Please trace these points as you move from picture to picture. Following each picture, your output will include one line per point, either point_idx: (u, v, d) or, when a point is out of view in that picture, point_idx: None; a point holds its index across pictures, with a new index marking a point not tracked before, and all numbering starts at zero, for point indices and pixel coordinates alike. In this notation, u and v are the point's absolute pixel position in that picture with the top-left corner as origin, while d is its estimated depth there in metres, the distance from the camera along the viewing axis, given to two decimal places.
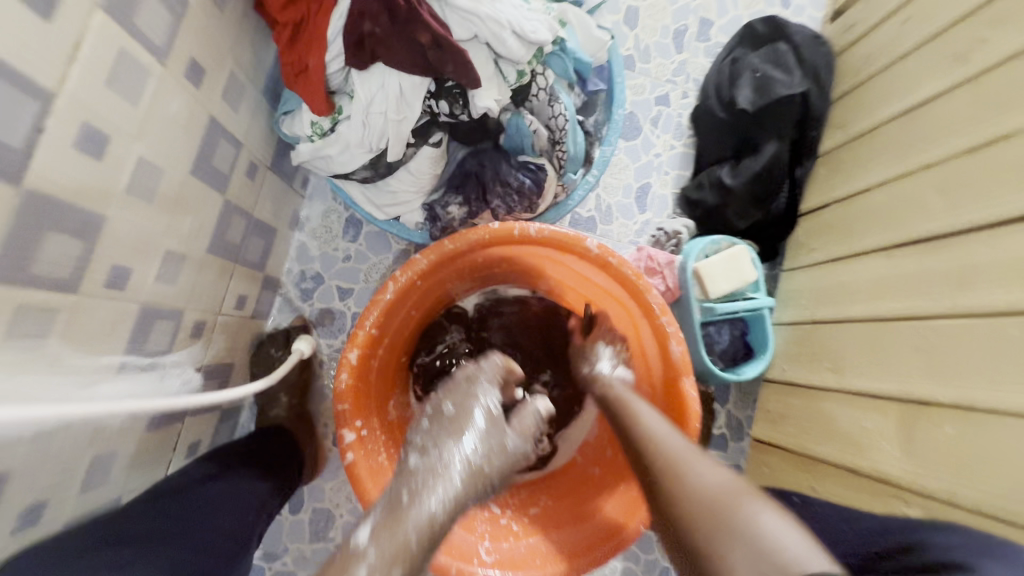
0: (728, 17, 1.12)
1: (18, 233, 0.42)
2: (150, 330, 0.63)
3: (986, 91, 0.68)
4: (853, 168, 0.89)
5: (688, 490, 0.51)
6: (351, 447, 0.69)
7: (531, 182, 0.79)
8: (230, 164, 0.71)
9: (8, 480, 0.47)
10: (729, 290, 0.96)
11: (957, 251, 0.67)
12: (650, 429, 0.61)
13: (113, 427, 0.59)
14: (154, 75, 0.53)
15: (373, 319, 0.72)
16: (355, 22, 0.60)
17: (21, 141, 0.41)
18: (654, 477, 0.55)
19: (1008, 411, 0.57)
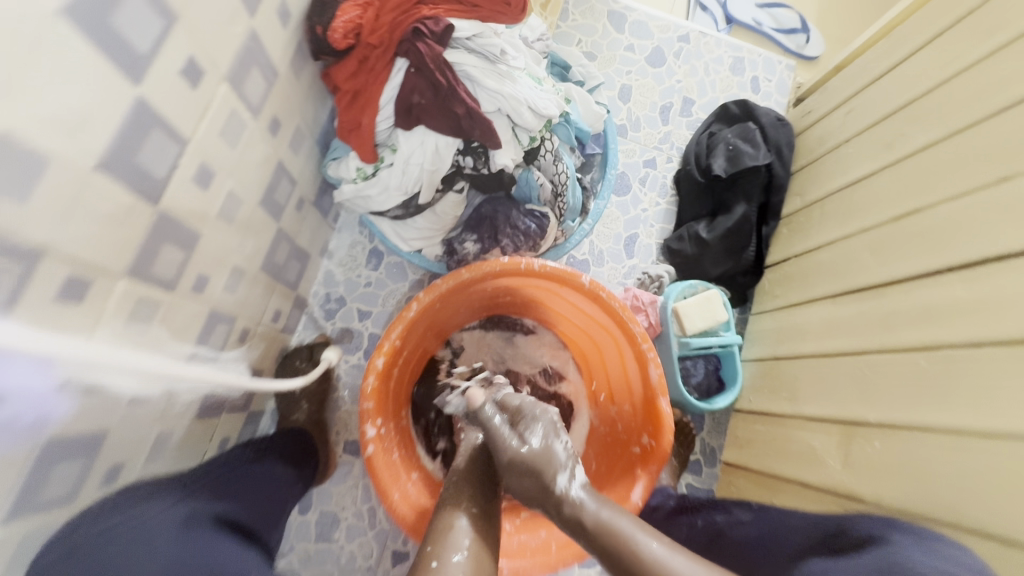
0: (707, 98, 1.32)
1: (149, 242, 0.55)
2: (212, 332, 0.74)
3: (906, 173, 0.85)
4: (807, 228, 1.06)
5: (622, 560, 0.60)
6: (372, 442, 0.80)
7: (536, 226, 0.94)
8: (285, 198, 0.85)
9: (102, 440, 0.58)
10: (703, 328, 1.09)
11: (885, 299, 0.81)
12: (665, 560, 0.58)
13: (176, 409, 0.70)
14: (248, 127, 0.67)
15: (398, 332, 0.84)
16: (406, 96, 0.76)
17: (163, 174, 0.54)
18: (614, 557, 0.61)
19: (918, 428, 0.70)
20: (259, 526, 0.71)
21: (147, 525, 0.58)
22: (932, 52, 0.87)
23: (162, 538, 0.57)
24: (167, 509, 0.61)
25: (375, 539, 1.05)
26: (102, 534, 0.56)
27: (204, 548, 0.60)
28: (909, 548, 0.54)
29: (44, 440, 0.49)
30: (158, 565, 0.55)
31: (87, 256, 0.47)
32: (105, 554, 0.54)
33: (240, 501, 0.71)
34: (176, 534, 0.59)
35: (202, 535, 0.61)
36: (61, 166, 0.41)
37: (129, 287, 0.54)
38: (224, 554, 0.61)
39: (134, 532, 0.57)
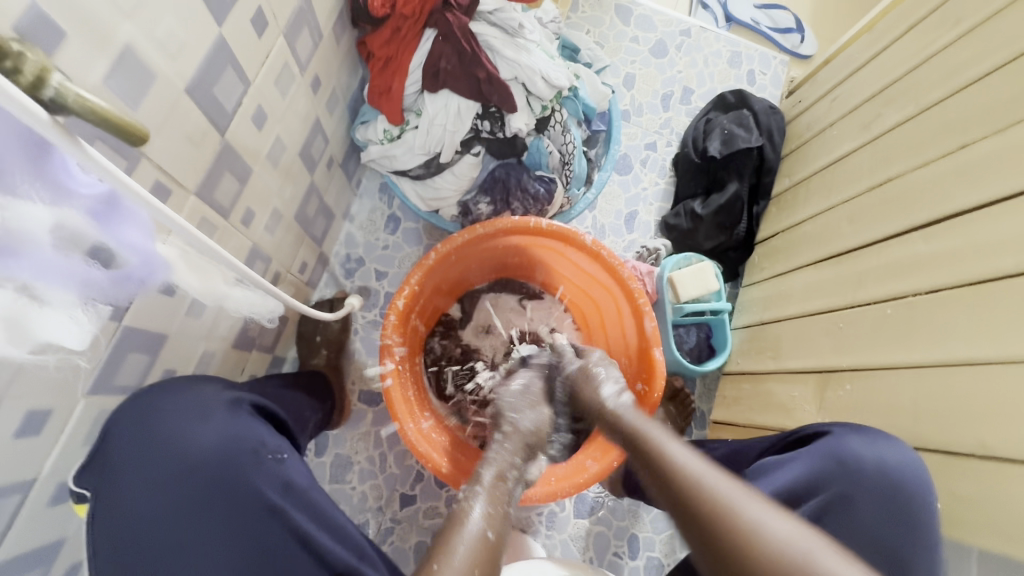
0: (705, 88, 1.41)
1: (215, 166, 0.63)
2: (252, 267, 0.82)
3: (880, 149, 0.93)
4: (794, 205, 1.14)
5: (664, 477, 0.62)
6: (390, 374, 0.88)
7: (545, 191, 1.03)
8: (320, 154, 0.93)
9: (164, 343, 0.66)
10: (696, 296, 1.15)
11: (860, 260, 0.89)
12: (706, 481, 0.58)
13: (220, 332, 0.78)
14: (296, 80, 0.76)
15: (417, 278, 0.92)
16: (434, 61, 0.87)
17: (230, 108, 0.62)
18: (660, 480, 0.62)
19: (883, 368, 0.78)
20: (294, 425, 0.84)
21: (202, 399, 0.67)
22: (904, 42, 0.97)
23: (214, 411, 0.67)
24: (218, 391, 0.70)
25: (386, 484, 1.11)
26: (164, 399, 0.65)
27: (247, 426, 0.68)
28: (848, 438, 0.69)
29: (127, 312, 0.56)
30: (210, 431, 0.65)
31: (169, 167, 0.56)
32: (166, 416, 0.64)
33: (279, 405, 0.83)
34: (225, 409, 0.68)
35: (246, 414, 0.70)
36: (159, 84, 0.51)
37: (196, 205, 0.62)
38: (262, 433, 0.69)
39: (190, 402, 0.66)
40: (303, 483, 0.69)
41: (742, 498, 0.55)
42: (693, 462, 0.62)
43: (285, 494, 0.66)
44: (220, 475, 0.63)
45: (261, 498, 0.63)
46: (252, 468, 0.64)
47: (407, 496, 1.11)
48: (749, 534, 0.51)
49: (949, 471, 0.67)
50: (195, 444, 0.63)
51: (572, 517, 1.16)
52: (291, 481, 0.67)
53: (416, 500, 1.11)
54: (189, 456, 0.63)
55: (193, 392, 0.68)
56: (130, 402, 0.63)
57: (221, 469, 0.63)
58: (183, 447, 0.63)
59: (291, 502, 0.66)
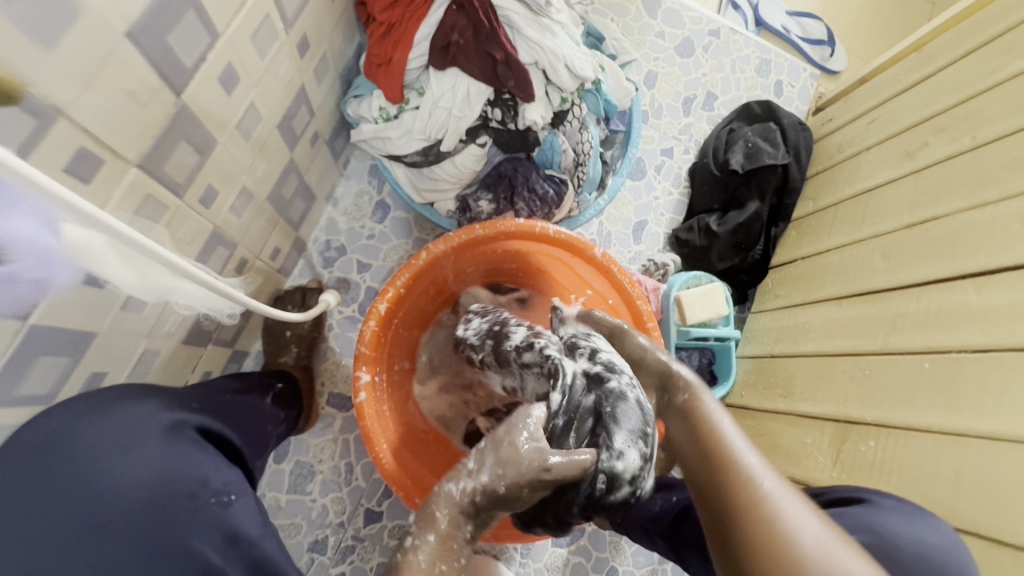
0: (730, 95, 1.32)
1: (167, 134, 0.52)
2: (212, 253, 0.70)
3: (925, 182, 0.86)
4: (818, 232, 1.06)
5: (699, 447, 0.57)
6: (364, 387, 0.77)
7: (554, 192, 0.93)
8: (303, 128, 0.80)
9: (90, 342, 0.55)
10: (703, 320, 1.06)
11: (893, 303, 0.82)
12: (751, 465, 0.51)
13: (166, 328, 0.66)
14: (280, 39, 0.64)
15: (404, 279, 0.82)
16: (445, 33, 0.76)
17: (191, 64, 0.51)
18: (693, 456, 0.57)
19: (916, 430, 0.71)
20: (247, 451, 0.71)
21: (133, 424, 0.56)
22: (961, 67, 0.88)
23: (144, 442, 0.55)
24: (156, 412, 0.59)
25: (349, 497, 1.01)
26: (79, 423, 0.54)
27: (188, 461, 0.56)
28: (888, 515, 0.59)
29: (34, 308, 0.45)
30: (138, 469, 0.53)
31: (98, 129, 0.44)
32: (85, 447, 0.52)
33: (232, 429, 0.69)
34: (161, 436, 0.57)
35: (187, 441, 0.59)
36: (83, 21, 0.39)
37: (139, 178, 0.51)
38: (207, 466, 0.58)
39: (117, 427, 0.55)
40: (252, 532, 0.57)
41: (783, 492, 0.49)
42: (746, 446, 0.54)
43: (228, 549, 0.54)
44: (145, 518, 0.51)
45: (196, 559, 0.52)
46: (187, 517, 0.53)
47: (374, 512, 1.01)
48: (783, 550, 0.45)
49: (991, 556, 0.60)
50: (118, 484, 0.52)
51: (550, 545, 1.08)
52: (238, 532, 0.55)
53: (383, 518, 1.01)
54: (107, 503, 0.51)
55: (127, 412, 0.56)
56: (50, 416, 0.53)
57: (147, 520, 0.51)
58: (99, 489, 0.51)
59: (234, 560, 0.54)
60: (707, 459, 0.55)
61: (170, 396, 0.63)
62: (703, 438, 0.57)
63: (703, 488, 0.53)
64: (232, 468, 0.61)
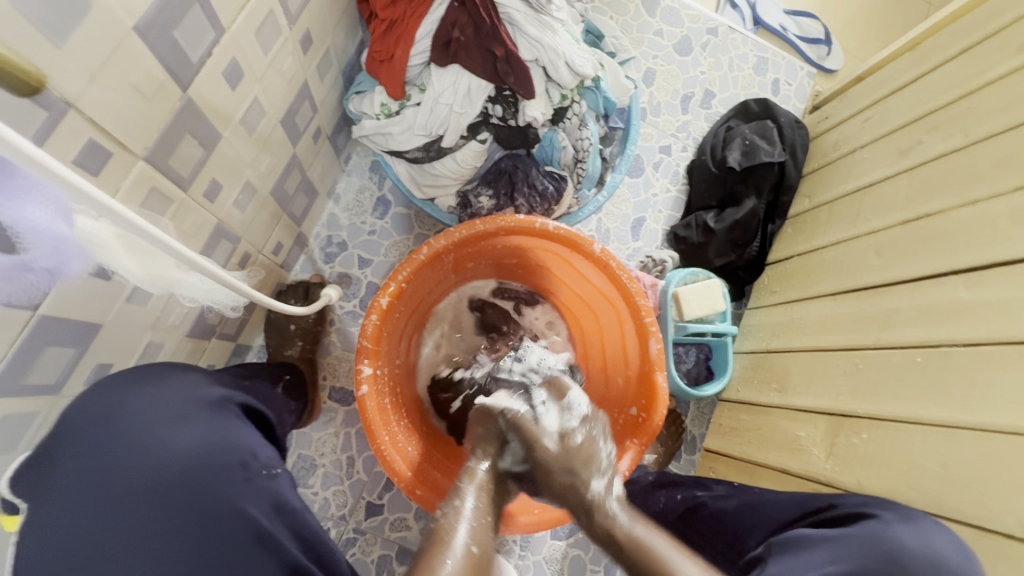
0: (728, 92, 1.33)
1: (172, 127, 0.52)
2: (216, 247, 0.71)
3: (918, 179, 0.87)
4: (814, 229, 1.07)
5: None
6: (365, 380, 0.78)
7: (553, 189, 0.93)
8: (305, 123, 0.81)
9: (97, 332, 0.56)
10: (701, 316, 1.08)
11: (886, 298, 0.83)
12: None
13: (170, 320, 0.67)
14: (283, 35, 0.65)
15: (405, 274, 0.82)
16: (446, 30, 0.77)
17: (196, 58, 0.52)
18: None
19: (908, 422, 0.72)
20: (278, 428, 0.74)
21: (180, 398, 0.57)
22: (954, 66, 0.89)
23: (195, 414, 0.56)
24: (202, 387, 0.60)
25: (350, 491, 1.02)
26: (130, 392, 0.55)
27: (234, 433, 0.58)
28: (895, 526, 0.61)
29: (44, 299, 0.46)
30: (190, 438, 0.54)
31: (104, 121, 0.45)
32: (135, 414, 0.53)
33: (267, 407, 0.73)
34: (208, 408, 0.58)
35: (233, 415, 0.61)
36: (92, 14, 0.40)
37: (145, 170, 0.51)
38: (252, 441, 0.59)
39: (168, 400, 0.56)
40: (297, 503, 0.59)
41: None
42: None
43: (276, 516, 0.56)
44: (195, 486, 0.52)
45: (249, 522, 0.53)
46: (238, 486, 0.54)
47: (374, 505, 1.02)
48: None
49: (979, 545, 0.61)
50: (172, 450, 0.53)
51: (548, 538, 1.09)
52: (284, 501, 0.57)
53: (383, 510, 1.02)
54: (161, 468, 0.52)
55: (170, 387, 0.57)
56: (93, 393, 0.54)
57: (199, 486, 0.52)
58: (154, 454, 0.52)
59: (281, 527, 0.56)
60: None
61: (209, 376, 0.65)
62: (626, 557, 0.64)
63: None
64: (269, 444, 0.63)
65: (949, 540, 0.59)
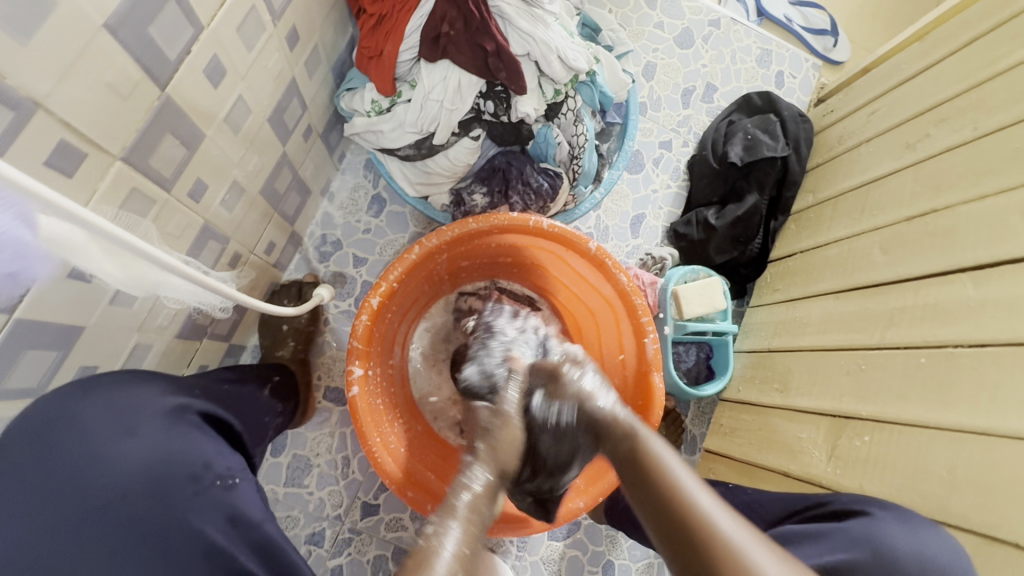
0: (730, 86, 1.30)
1: (152, 127, 0.52)
2: (204, 247, 0.70)
3: (925, 174, 0.84)
4: (817, 225, 1.05)
5: (646, 477, 0.56)
6: (356, 382, 0.77)
7: (548, 186, 0.92)
8: (295, 121, 0.80)
9: (79, 335, 0.55)
10: (700, 314, 1.06)
11: (890, 297, 0.81)
12: (705, 507, 0.51)
13: (157, 322, 0.67)
14: (267, 31, 0.63)
15: (397, 273, 0.81)
16: (435, 24, 0.75)
17: (174, 56, 0.51)
18: (642, 478, 0.56)
19: (912, 425, 0.70)
20: (248, 436, 0.71)
21: (135, 408, 0.56)
22: (965, 56, 0.86)
23: (147, 424, 0.55)
24: (157, 395, 0.58)
25: (346, 491, 1.02)
26: (84, 401, 0.54)
27: (188, 443, 0.57)
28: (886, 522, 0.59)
29: (20, 302, 0.45)
30: (138, 451, 0.54)
31: (78, 122, 0.44)
32: (87, 427, 0.53)
33: (233, 412, 0.70)
34: (164, 417, 0.57)
35: (190, 424, 0.59)
36: (59, 12, 0.39)
37: (124, 171, 0.51)
38: (211, 449, 0.58)
39: (116, 411, 0.55)
40: (255, 514, 0.58)
41: (747, 540, 0.48)
42: (697, 486, 0.53)
43: (230, 530, 0.55)
44: (147, 501, 0.52)
45: (201, 539, 0.53)
46: (187, 500, 0.54)
47: (370, 505, 1.01)
48: None
49: (983, 553, 0.59)
50: (118, 467, 0.52)
51: (546, 539, 1.08)
52: (241, 514, 0.56)
53: (379, 511, 1.01)
54: (106, 485, 0.52)
55: (126, 396, 0.56)
56: (50, 398, 0.53)
57: (149, 503, 0.52)
58: (99, 470, 0.52)
59: (238, 540, 0.55)
60: (653, 492, 0.54)
61: (174, 380, 0.63)
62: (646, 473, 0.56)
63: (656, 525, 0.53)
64: (234, 452, 0.62)
65: (951, 548, 0.58)
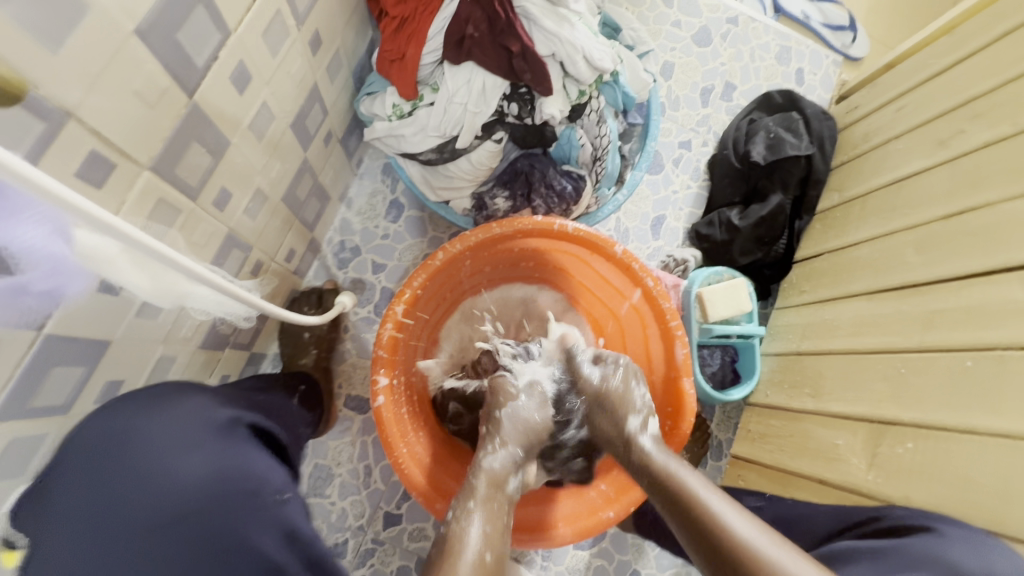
0: (750, 84, 1.28)
1: (179, 135, 0.50)
2: (227, 256, 0.69)
3: (963, 171, 0.82)
4: (845, 225, 1.03)
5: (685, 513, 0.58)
6: (382, 391, 0.76)
7: (572, 189, 0.90)
8: (316, 127, 0.79)
9: (105, 350, 0.54)
10: (726, 317, 1.03)
11: (929, 298, 0.78)
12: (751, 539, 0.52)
13: (182, 333, 0.66)
14: (291, 35, 0.62)
15: (420, 280, 0.80)
16: (459, 26, 0.74)
17: (201, 62, 0.49)
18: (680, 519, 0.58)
19: (959, 431, 0.68)
20: (292, 450, 0.70)
21: (188, 422, 0.55)
22: (999, 48, 0.84)
23: (204, 438, 0.54)
24: (212, 409, 0.59)
25: (369, 500, 1.00)
26: (137, 417, 0.54)
27: (243, 456, 0.56)
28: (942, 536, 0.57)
29: (50, 318, 0.44)
30: (199, 464, 0.52)
31: (108, 131, 0.43)
32: (147, 438, 0.52)
33: (277, 424, 0.70)
34: (216, 432, 0.56)
35: (241, 438, 0.58)
36: (88, 18, 0.38)
37: (152, 181, 0.49)
38: (263, 466, 0.57)
39: (175, 426, 0.54)
40: (311, 533, 0.56)
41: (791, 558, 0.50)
42: (734, 513, 0.56)
43: (288, 546, 0.53)
44: (205, 512, 0.50)
45: (257, 553, 0.50)
46: (248, 513, 0.51)
47: (393, 515, 1.00)
48: None
49: None
50: (181, 479, 0.51)
51: (572, 548, 1.06)
52: (297, 530, 0.54)
53: (402, 521, 1.00)
54: (169, 499, 0.50)
55: (180, 409, 0.56)
56: (99, 415, 0.54)
57: (208, 518, 0.50)
58: (158, 482, 0.50)
59: (295, 557, 0.53)
60: (696, 529, 0.56)
61: (219, 395, 0.63)
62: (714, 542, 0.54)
63: (694, 542, 0.56)
64: (284, 468, 0.61)
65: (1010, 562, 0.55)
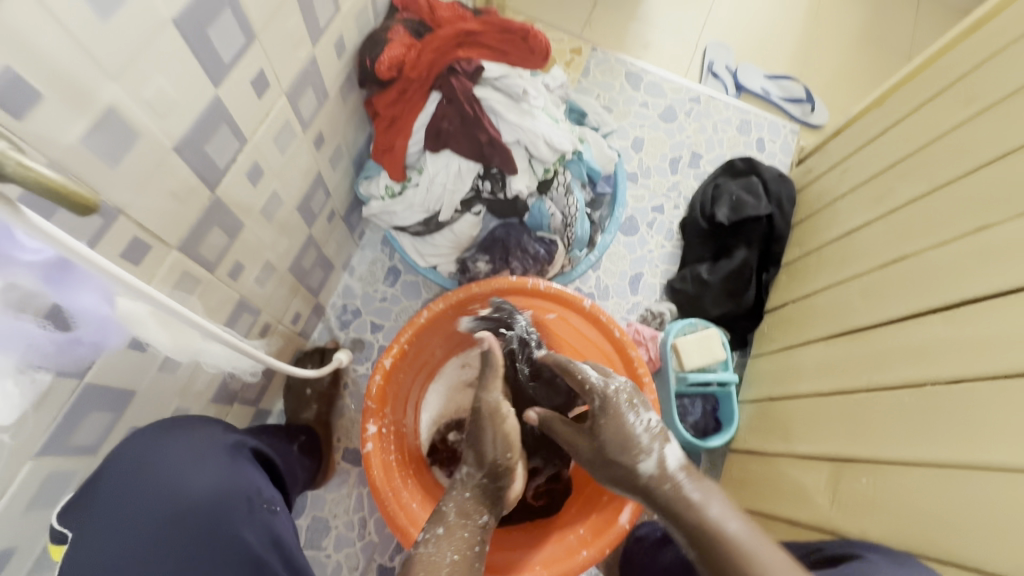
0: (714, 153, 1.41)
1: (203, 221, 0.63)
2: (239, 318, 0.80)
3: (895, 224, 0.91)
4: (805, 276, 1.11)
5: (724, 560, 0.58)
6: (371, 438, 0.84)
7: (545, 252, 1.01)
8: (320, 207, 0.92)
9: (130, 400, 0.64)
10: (701, 366, 1.10)
11: (875, 340, 0.85)
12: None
13: (196, 387, 0.75)
14: (298, 137, 0.77)
15: (407, 335, 0.90)
16: (436, 122, 0.88)
17: (223, 165, 0.63)
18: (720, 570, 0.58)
19: (903, 464, 0.72)
20: (287, 479, 0.79)
21: (204, 444, 0.66)
22: (917, 118, 0.95)
23: (215, 457, 0.65)
24: (223, 435, 0.70)
25: (362, 552, 1.04)
26: (165, 436, 0.64)
27: (247, 473, 0.67)
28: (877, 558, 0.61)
29: (90, 367, 0.55)
30: (208, 476, 0.63)
31: (148, 223, 0.56)
32: (173, 452, 0.63)
33: (274, 451, 0.79)
34: (225, 453, 0.67)
35: (245, 460, 0.69)
36: (141, 143, 0.51)
37: (178, 259, 0.61)
38: (261, 480, 0.68)
39: (192, 445, 0.65)
40: (291, 543, 0.67)
41: None
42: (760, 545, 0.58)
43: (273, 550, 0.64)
44: (210, 517, 0.60)
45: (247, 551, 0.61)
46: (243, 518, 0.63)
47: (385, 565, 1.04)
48: None
49: None
50: (187, 491, 0.61)
51: None
52: (282, 539, 0.65)
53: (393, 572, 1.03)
54: (183, 500, 0.60)
55: (196, 433, 0.67)
56: (135, 438, 0.63)
57: (213, 516, 0.61)
58: (176, 490, 0.61)
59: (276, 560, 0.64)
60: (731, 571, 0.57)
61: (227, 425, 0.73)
62: (711, 541, 0.60)
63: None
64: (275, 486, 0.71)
65: None
